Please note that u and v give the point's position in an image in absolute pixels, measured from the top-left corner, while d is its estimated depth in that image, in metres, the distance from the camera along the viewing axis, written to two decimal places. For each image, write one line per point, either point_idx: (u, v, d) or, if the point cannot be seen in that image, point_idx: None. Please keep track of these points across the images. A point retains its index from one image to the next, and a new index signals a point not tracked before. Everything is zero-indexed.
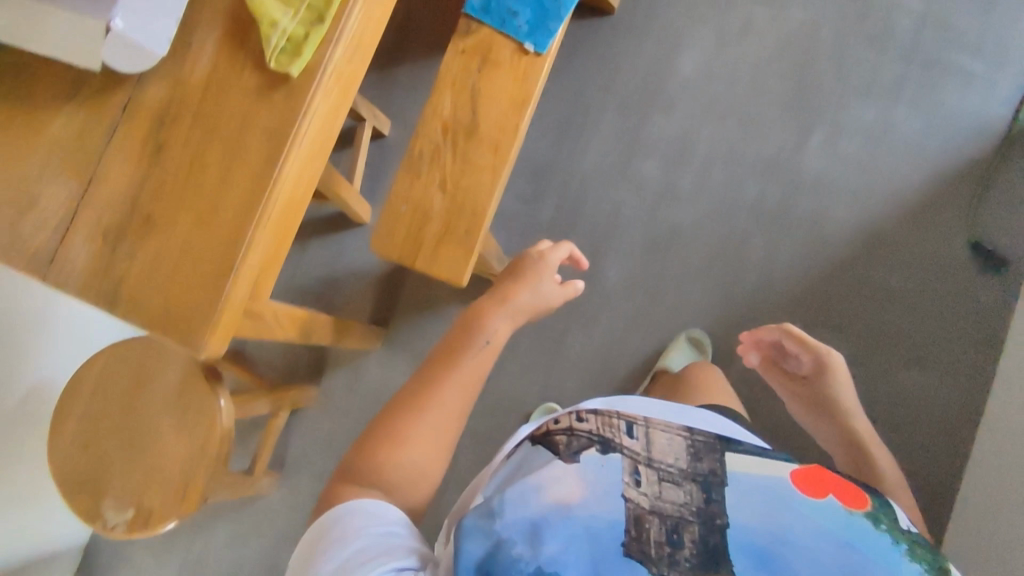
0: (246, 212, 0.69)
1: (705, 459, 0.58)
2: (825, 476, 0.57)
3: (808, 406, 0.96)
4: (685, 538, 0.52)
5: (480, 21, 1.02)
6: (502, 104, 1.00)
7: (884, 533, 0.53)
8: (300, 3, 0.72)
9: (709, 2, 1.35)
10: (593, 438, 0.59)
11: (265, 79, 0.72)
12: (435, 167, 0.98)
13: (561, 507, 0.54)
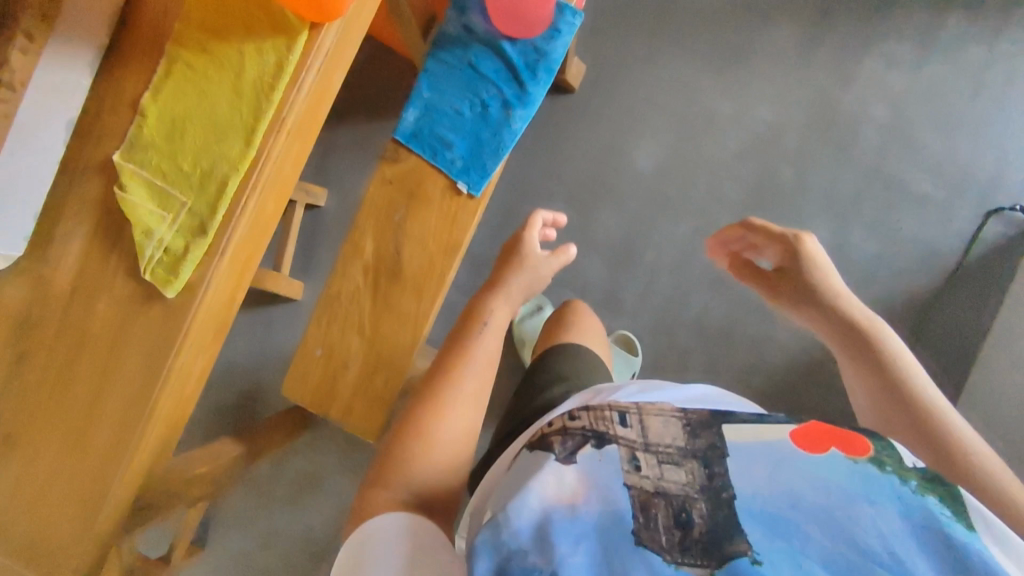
0: (115, 443, 0.66)
1: (703, 437, 0.51)
2: (823, 429, 0.50)
3: (785, 296, 0.80)
4: (693, 514, 0.45)
5: (410, 149, 0.93)
6: (428, 247, 0.93)
7: (902, 479, 0.44)
8: (180, 208, 0.66)
9: (673, 94, 1.28)
10: (587, 436, 0.55)
11: (141, 292, 0.67)
12: (355, 311, 0.95)
13: (558, 505, 0.47)
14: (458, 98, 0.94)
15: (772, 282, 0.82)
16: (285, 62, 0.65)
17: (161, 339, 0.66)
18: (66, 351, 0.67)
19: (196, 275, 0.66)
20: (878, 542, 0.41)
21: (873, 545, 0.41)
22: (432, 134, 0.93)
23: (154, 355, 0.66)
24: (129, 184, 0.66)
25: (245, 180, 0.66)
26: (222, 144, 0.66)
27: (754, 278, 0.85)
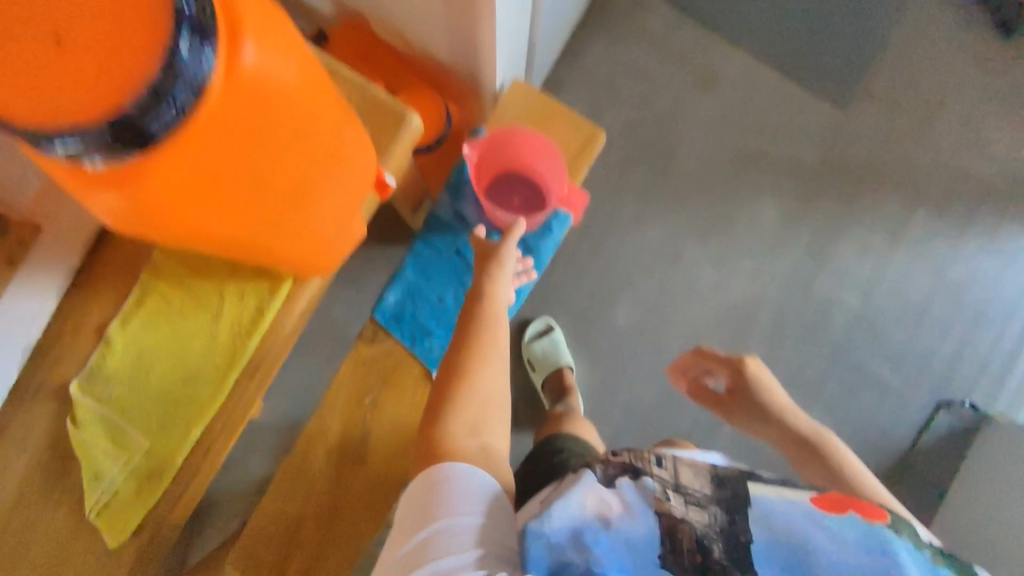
0: None
1: (730, 490, 0.50)
2: (845, 501, 0.50)
3: (740, 412, 0.86)
4: (712, 542, 0.45)
5: (389, 330, 0.93)
6: (394, 437, 0.89)
7: (908, 544, 0.45)
8: (135, 454, 0.63)
9: (655, 254, 1.30)
10: (624, 466, 0.53)
11: (80, 534, 0.63)
12: (306, 497, 0.88)
13: (594, 514, 0.48)
14: (442, 286, 0.98)
15: (725, 398, 0.88)
16: (266, 310, 0.63)
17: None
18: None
19: (144, 522, 0.64)
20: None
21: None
22: (414, 319, 0.94)
23: None
24: (86, 421, 0.62)
25: (213, 419, 0.64)
26: (189, 386, 0.63)
27: (709, 398, 0.92)
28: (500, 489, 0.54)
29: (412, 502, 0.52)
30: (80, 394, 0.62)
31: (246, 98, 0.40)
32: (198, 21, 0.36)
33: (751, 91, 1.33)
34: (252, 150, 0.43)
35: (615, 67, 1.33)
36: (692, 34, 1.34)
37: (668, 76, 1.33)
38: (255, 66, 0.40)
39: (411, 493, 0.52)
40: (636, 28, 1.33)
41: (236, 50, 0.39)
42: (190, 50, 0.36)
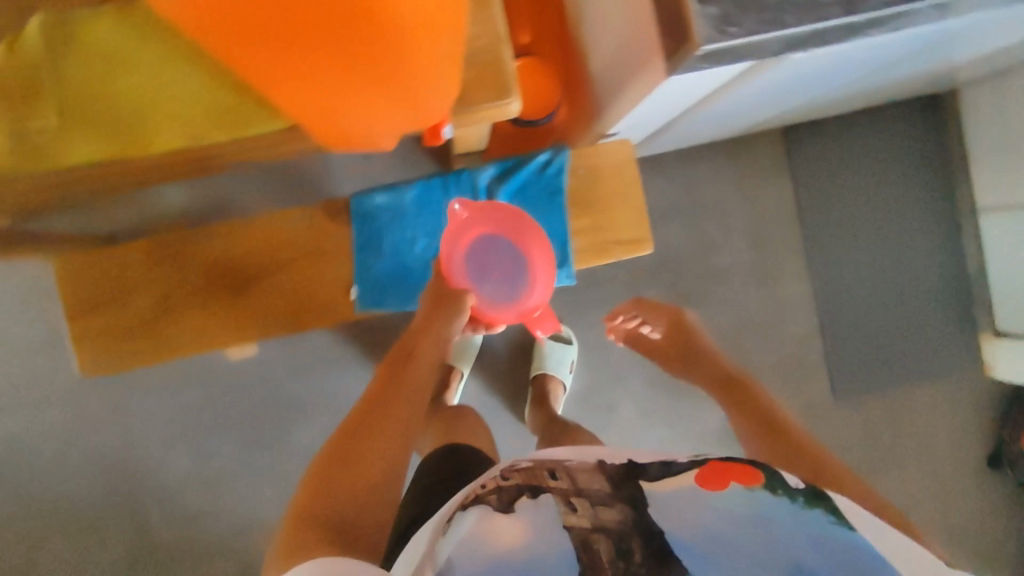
0: None
1: (626, 487, 0.51)
2: (726, 462, 0.51)
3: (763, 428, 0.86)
4: (633, 547, 0.47)
5: (351, 220, 0.90)
6: (281, 303, 0.90)
7: (790, 501, 0.48)
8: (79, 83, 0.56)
9: (603, 358, 1.35)
10: (521, 487, 0.52)
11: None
12: (175, 274, 0.87)
13: (506, 548, 0.48)
14: (426, 227, 0.93)
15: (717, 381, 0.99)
16: (257, 122, 0.59)
17: None
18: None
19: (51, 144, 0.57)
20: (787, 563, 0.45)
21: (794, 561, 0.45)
22: (377, 229, 0.91)
23: None
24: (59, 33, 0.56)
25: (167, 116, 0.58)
26: (138, 115, 0.57)
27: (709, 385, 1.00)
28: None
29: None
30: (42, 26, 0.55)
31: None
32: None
33: (786, 319, 1.36)
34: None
35: (712, 204, 1.36)
36: (786, 237, 1.37)
37: (740, 251, 1.36)
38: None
39: (312, 569, 0.48)
40: (753, 193, 1.37)
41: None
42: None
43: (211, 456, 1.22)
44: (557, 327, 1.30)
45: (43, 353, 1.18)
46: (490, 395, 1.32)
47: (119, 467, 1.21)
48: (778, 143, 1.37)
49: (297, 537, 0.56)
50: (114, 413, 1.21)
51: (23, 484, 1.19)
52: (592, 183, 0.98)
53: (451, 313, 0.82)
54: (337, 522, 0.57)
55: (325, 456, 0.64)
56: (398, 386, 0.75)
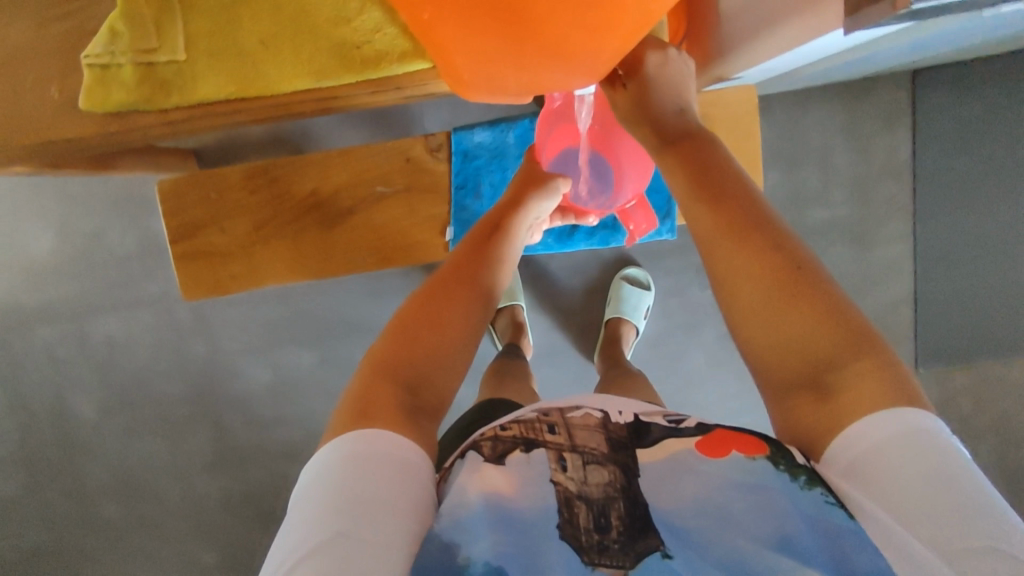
0: (32, 135, 0.56)
1: (622, 453, 0.45)
2: (736, 432, 0.45)
3: (721, 229, 0.53)
4: (612, 520, 0.42)
5: (450, 159, 0.86)
6: (372, 238, 0.86)
7: (794, 480, 0.42)
8: (237, 34, 0.54)
9: (679, 308, 1.30)
10: (517, 440, 0.47)
11: (139, 60, 0.54)
12: (272, 201, 0.86)
13: (496, 501, 0.44)
14: None
15: (695, 169, 0.57)
16: (386, 69, 0.55)
17: (50, 122, 0.56)
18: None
19: (215, 95, 0.56)
20: (773, 533, 0.40)
21: (783, 533, 0.40)
22: (476, 171, 0.88)
23: (26, 125, 0.56)
24: None
25: (328, 64, 0.55)
26: (264, 54, 0.54)
27: (681, 174, 0.58)
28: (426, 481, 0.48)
29: (350, 473, 0.45)
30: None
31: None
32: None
33: (877, 281, 1.27)
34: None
35: (815, 152, 1.24)
36: (892, 194, 1.25)
37: (843, 206, 1.26)
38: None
39: (352, 464, 0.46)
40: (864, 142, 1.24)
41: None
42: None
43: (289, 371, 1.25)
44: (634, 271, 1.27)
45: (135, 262, 1.21)
46: (559, 334, 1.31)
47: (205, 375, 1.26)
48: (903, 85, 1.22)
49: (361, 395, 0.52)
50: (196, 324, 1.24)
51: (120, 382, 1.27)
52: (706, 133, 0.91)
53: (542, 194, 0.76)
54: (404, 388, 0.54)
55: (415, 306, 0.59)
56: (491, 256, 0.68)
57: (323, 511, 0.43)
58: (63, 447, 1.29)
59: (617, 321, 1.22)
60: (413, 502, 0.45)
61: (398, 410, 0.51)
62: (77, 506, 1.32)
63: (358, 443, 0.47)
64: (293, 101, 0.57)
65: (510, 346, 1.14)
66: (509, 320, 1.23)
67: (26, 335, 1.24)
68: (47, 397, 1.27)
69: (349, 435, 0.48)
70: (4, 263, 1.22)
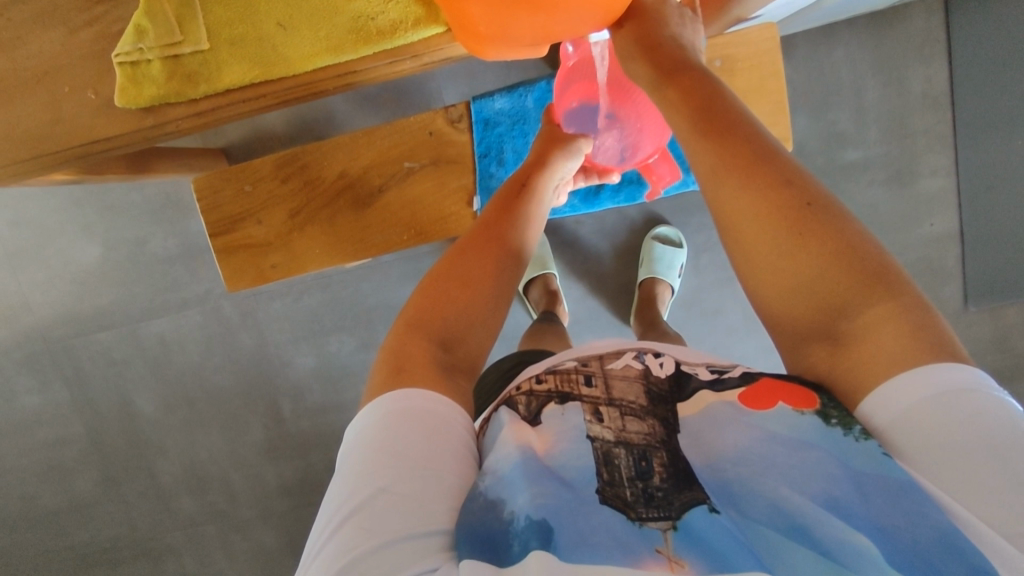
0: (76, 138, 0.58)
1: (662, 406, 0.47)
2: (780, 382, 0.46)
3: (725, 164, 0.51)
4: (654, 466, 0.44)
5: (472, 129, 0.86)
6: (404, 218, 0.88)
7: (846, 435, 0.41)
8: (258, 19, 0.56)
9: (713, 262, 1.29)
10: (551, 394, 0.50)
11: (168, 53, 0.56)
12: (304, 188, 0.88)
13: (534, 455, 0.45)
14: None
15: (700, 106, 0.54)
16: (400, 37, 0.55)
17: (88, 125, 0.58)
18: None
19: (239, 80, 0.57)
20: (826, 492, 0.39)
21: (831, 493, 0.39)
22: (498, 138, 0.88)
23: (70, 128, 0.58)
24: None
25: (345, 39, 0.55)
26: (283, 35, 0.56)
27: (683, 110, 0.55)
28: (466, 446, 0.49)
29: (385, 429, 0.47)
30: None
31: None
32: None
33: (919, 218, 1.23)
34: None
35: (844, 90, 1.20)
36: (929, 124, 1.20)
37: (879, 144, 1.22)
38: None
39: (386, 421, 0.48)
40: (895, 74, 1.19)
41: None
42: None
43: (335, 356, 1.29)
44: (665, 230, 1.26)
45: (180, 263, 1.26)
46: (594, 301, 1.31)
47: (253, 367, 1.31)
48: (934, 10, 1.16)
49: (396, 350, 0.54)
50: (241, 319, 1.28)
51: (177, 380, 1.33)
52: (728, 77, 0.89)
53: (567, 155, 0.76)
54: (437, 340, 0.56)
55: (445, 263, 0.62)
56: (521, 213, 0.69)
57: (364, 467, 0.45)
58: (130, 446, 1.36)
59: (652, 281, 1.22)
60: (456, 458, 0.47)
61: (433, 364, 0.53)
62: (151, 500, 1.39)
63: (399, 402, 0.49)
64: (317, 75, 0.57)
65: (545, 314, 1.15)
66: (542, 290, 1.24)
67: (86, 342, 1.30)
68: (110, 399, 1.34)
69: (390, 395, 0.50)
70: (59, 276, 1.28)
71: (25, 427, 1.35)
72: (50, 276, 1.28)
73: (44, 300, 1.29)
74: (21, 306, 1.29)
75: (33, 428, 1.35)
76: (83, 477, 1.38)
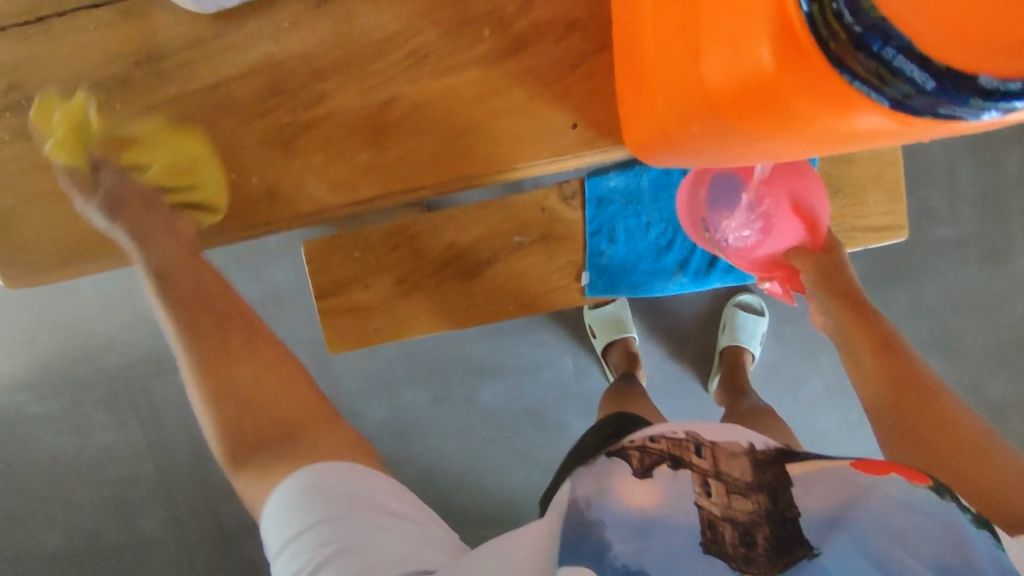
0: (243, 215, 0.72)
1: (768, 476, 0.51)
2: (887, 461, 0.52)
3: (875, 352, 0.65)
4: (758, 538, 0.47)
5: (585, 206, 0.86)
6: (507, 289, 0.87)
7: (962, 512, 0.47)
8: (416, 134, 0.69)
9: (794, 332, 1.26)
10: (664, 454, 0.55)
11: (351, 147, 0.70)
12: (410, 256, 0.88)
13: (642, 509, 0.51)
14: (659, 214, 0.89)
15: (879, 347, 0.66)
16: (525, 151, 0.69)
17: (252, 208, 0.72)
18: (177, 121, 0.70)
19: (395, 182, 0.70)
20: (935, 560, 0.44)
21: (942, 561, 0.44)
22: (611, 217, 0.86)
23: (240, 210, 0.72)
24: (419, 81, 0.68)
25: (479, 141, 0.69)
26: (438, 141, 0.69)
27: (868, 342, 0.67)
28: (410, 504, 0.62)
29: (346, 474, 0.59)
30: (356, 73, 0.69)
31: (827, 125, 0.39)
32: (925, 90, 0.28)
33: (1016, 297, 1.19)
34: (704, 105, 0.47)
35: (938, 166, 1.18)
36: None
37: (978, 221, 1.19)
38: (877, 128, 0.36)
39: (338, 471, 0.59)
40: (990, 153, 1.18)
41: (888, 119, 0.34)
42: (906, 80, 0.29)
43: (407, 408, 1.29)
44: (748, 297, 1.24)
45: (261, 309, 1.28)
46: (672, 365, 1.28)
47: None
48: None
49: None
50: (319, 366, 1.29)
51: None
52: (846, 165, 0.88)
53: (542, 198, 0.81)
54: None
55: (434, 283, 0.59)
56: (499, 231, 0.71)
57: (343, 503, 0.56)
58: (194, 489, 1.36)
59: (737, 350, 1.19)
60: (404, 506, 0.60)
61: None
62: (210, 543, 1.37)
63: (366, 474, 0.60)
64: (454, 160, 0.70)
65: (625, 374, 1.12)
66: (621, 353, 1.20)
67: (163, 382, 1.32)
68: (181, 440, 1.34)
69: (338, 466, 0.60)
70: (143, 318, 1.30)
71: (95, 463, 1.36)
72: (136, 316, 1.30)
73: (129, 339, 1.31)
74: (104, 344, 1.32)
75: (104, 463, 1.36)
76: (144, 515, 1.37)
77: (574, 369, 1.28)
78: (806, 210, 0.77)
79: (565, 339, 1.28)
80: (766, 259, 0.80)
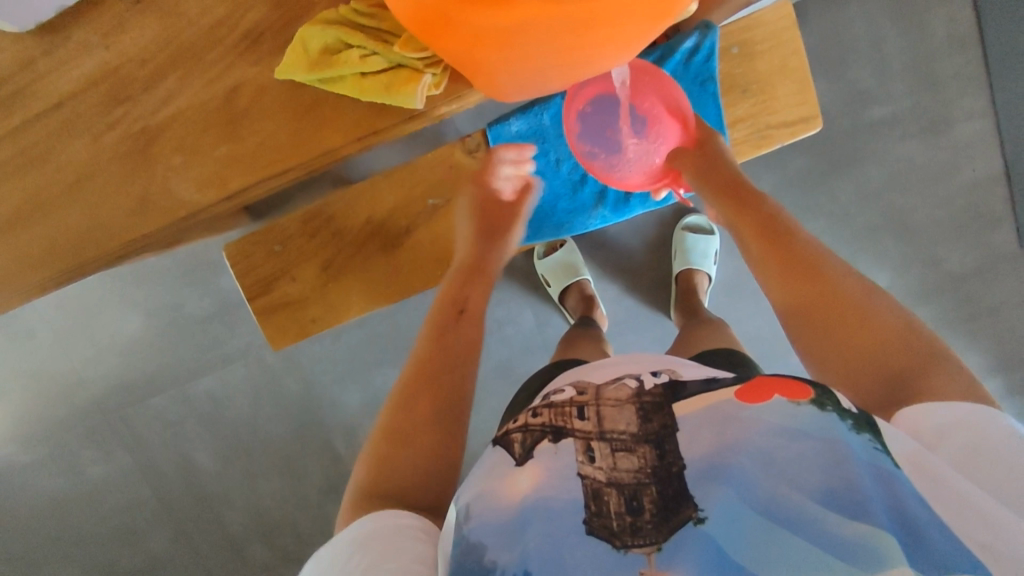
0: (123, 230, 0.77)
1: (658, 419, 0.49)
2: (774, 379, 0.51)
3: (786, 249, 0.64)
4: (645, 503, 0.45)
5: (492, 155, 0.86)
6: (430, 260, 0.88)
7: (841, 420, 0.46)
8: (262, 126, 0.74)
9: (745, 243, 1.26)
10: (545, 429, 0.51)
11: (207, 144, 0.75)
12: (330, 240, 0.88)
13: (526, 496, 0.48)
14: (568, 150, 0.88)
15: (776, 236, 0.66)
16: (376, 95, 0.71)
17: (125, 225, 0.77)
18: (34, 146, 0.75)
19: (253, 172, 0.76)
20: (824, 487, 0.43)
21: (829, 487, 0.42)
22: None
23: (114, 228, 0.77)
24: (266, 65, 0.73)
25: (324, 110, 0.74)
26: (278, 125, 0.74)
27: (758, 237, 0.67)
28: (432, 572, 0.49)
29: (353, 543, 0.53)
30: (194, 67, 0.73)
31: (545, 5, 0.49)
32: None
33: (959, 164, 1.17)
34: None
35: (861, 46, 1.15)
36: (959, 68, 1.15)
37: (909, 95, 1.16)
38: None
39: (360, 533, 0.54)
40: (912, 20, 1.14)
41: None
42: None
43: (381, 389, 1.29)
44: (694, 219, 1.24)
45: (219, 319, 1.28)
46: (632, 299, 1.28)
47: (304, 410, 1.32)
48: None
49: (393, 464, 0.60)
50: (287, 364, 1.30)
51: (230, 432, 1.34)
52: (748, 63, 0.86)
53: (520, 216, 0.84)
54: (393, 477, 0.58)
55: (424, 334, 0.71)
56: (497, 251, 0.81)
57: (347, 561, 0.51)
58: (193, 504, 1.38)
59: (689, 272, 1.19)
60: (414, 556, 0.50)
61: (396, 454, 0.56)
62: (221, 552, 1.39)
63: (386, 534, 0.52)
64: (312, 138, 0.75)
65: (583, 318, 1.11)
66: (578, 297, 1.20)
67: (141, 407, 1.33)
68: (170, 459, 1.36)
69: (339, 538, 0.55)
70: (105, 350, 1.31)
71: (93, 496, 1.38)
72: (99, 348, 1.31)
73: (97, 372, 1.32)
74: (75, 383, 1.33)
75: (101, 495, 1.38)
76: (149, 537, 1.40)
77: (536, 320, 1.28)
78: (675, 108, 0.78)
79: (522, 293, 1.28)
80: (658, 169, 0.81)
